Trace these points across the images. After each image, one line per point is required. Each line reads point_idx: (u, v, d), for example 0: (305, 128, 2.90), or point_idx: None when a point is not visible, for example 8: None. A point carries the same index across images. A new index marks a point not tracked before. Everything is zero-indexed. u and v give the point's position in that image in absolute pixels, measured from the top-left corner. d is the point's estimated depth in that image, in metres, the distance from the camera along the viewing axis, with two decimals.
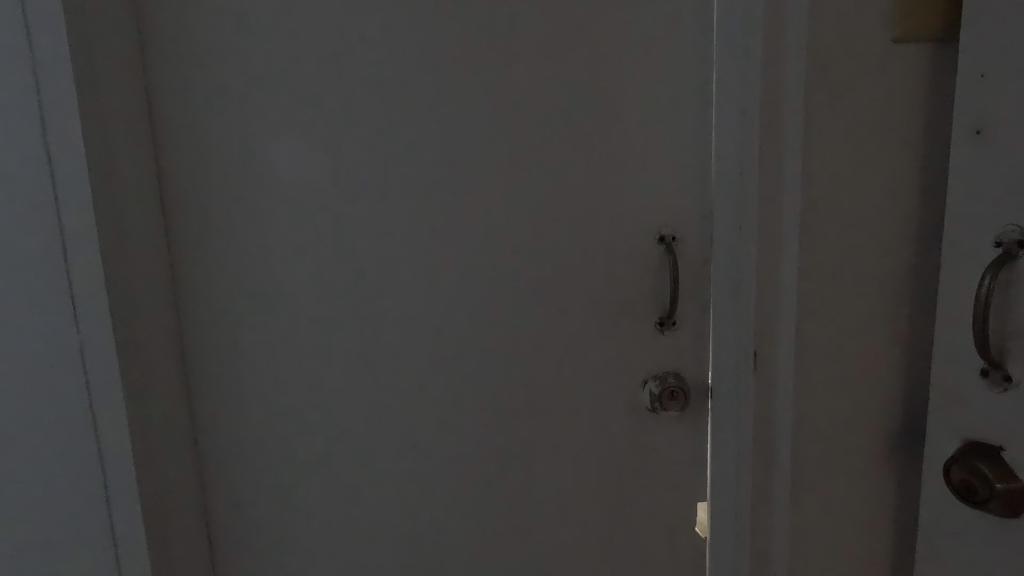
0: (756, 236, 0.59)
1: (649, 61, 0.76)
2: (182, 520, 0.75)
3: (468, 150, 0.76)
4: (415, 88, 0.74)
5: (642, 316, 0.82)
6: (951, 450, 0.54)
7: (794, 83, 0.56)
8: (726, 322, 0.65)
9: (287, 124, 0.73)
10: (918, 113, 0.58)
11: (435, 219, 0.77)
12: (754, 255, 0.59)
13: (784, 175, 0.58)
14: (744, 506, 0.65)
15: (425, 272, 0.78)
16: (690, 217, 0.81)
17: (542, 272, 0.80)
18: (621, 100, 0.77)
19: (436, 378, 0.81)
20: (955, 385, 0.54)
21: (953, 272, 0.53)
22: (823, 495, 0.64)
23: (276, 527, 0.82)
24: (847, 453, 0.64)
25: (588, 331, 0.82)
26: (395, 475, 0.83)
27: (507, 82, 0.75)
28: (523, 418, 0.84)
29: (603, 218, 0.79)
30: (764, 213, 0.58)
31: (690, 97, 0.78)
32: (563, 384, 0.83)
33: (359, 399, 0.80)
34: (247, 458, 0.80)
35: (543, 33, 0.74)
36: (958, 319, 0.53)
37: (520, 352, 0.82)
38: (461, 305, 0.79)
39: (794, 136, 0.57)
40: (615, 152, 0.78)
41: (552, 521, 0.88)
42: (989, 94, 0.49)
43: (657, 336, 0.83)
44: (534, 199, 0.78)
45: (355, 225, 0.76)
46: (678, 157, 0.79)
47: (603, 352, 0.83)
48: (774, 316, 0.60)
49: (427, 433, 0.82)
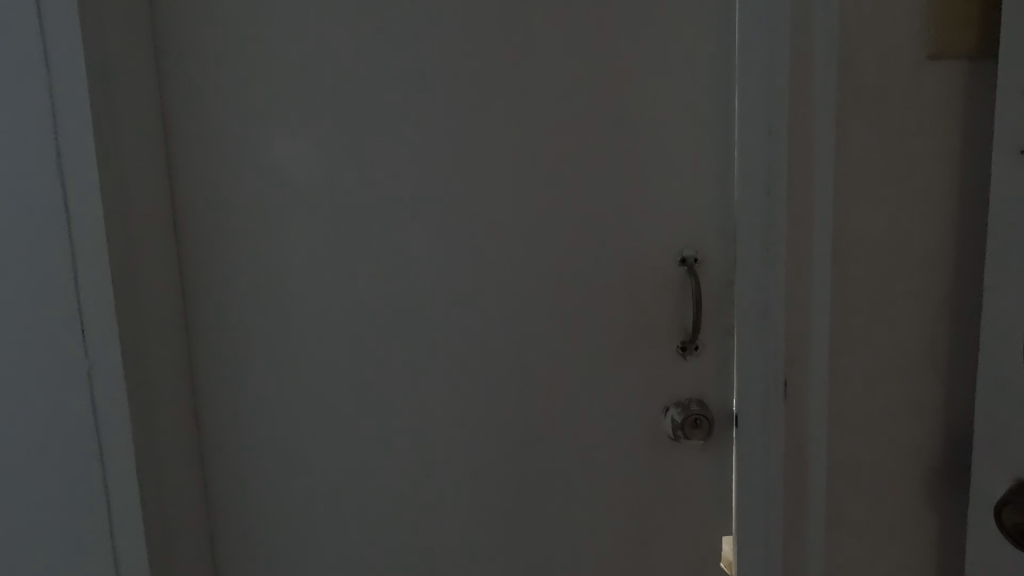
0: (785, 258, 0.57)
1: (670, 78, 0.75)
2: (186, 547, 0.73)
3: (485, 169, 0.75)
4: (431, 106, 0.73)
5: (663, 340, 0.80)
6: (1000, 489, 0.51)
7: (824, 100, 0.54)
8: (753, 347, 0.62)
9: (302, 142, 0.72)
10: (954, 128, 0.56)
11: (450, 238, 0.75)
12: (783, 277, 0.57)
13: (814, 196, 0.55)
14: (776, 543, 0.61)
15: (439, 293, 0.76)
16: (712, 238, 0.78)
17: (559, 293, 0.78)
18: (641, 116, 0.75)
19: (450, 402, 0.79)
20: (1004, 419, 0.50)
21: (998, 298, 0.50)
22: (860, 533, 0.61)
23: (283, 556, 0.80)
24: (886, 486, 0.60)
25: (608, 355, 0.79)
26: (407, 504, 0.80)
27: (525, 98, 0.74)
28: (539, 444, 0.81)
29: (622, 239, 0.77)
30: (794, 235, 0.56)
31: (712, 115, 0.76)
32: (581, 409, 0.80)
33: (371, 424, 0.78)
34: (254, 482, 0.78)
35: (560, 51, 0.73)
36: (1006, 348, 0.50)
37: (536, 376, 0.79)
38: (475, 327, 0.77)
39: (823, 156, 0.55)
40: (634, 169, 0.76)
41: (569, 553, 0.84)
42: None
43: (679, 361, 0.80)
44: (551, 218, 0.76)
45: (370, 244, 0.74)
46: (700, 177, 0.77)
47: (623, 376, 0.80)
48: (805, 343, 0.57)
49: (441, 459, 0.80)
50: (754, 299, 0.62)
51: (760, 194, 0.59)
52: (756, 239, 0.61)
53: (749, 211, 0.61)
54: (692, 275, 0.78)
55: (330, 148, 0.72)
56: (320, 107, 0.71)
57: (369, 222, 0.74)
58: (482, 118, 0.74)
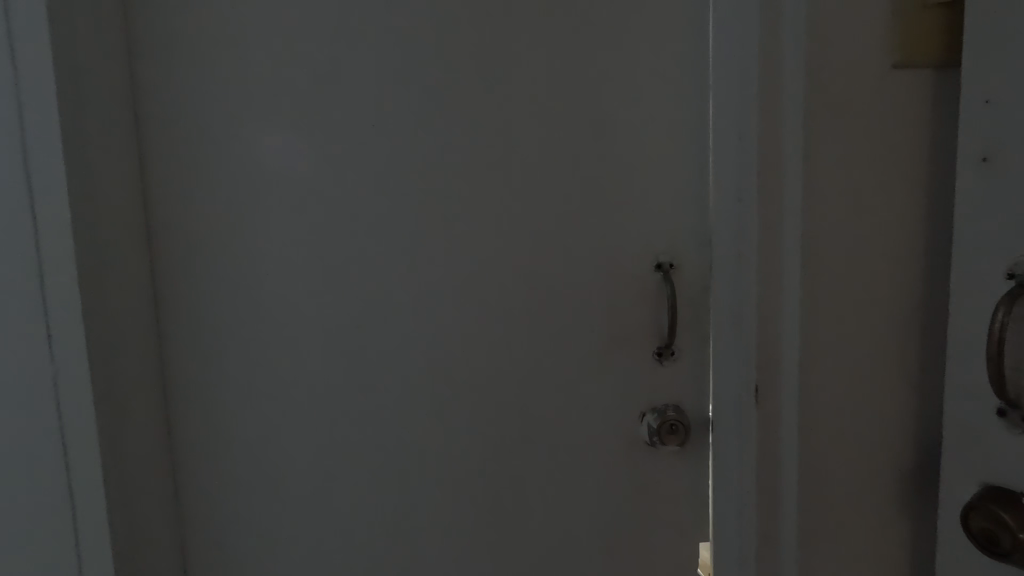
0: (756, 265, 0.57)
1: (647, 86, 0.75)
2: (156, 557, 0.71)
3: (462, 176, 0.74)
4: (409, 110, 0.73)
5: (640, 346, 0.80)
6: (966, 494, 0.51)
7: (794, 108, 0.54)
8: (726, 353, 0.62)
9: (278, 148, 0.71)
10: (922, 137, 0.57)
11: (427, 244, 0.75)
12: (754, 284, 0.57)
13: (784, 203, 0.56)
14: (749, 549, 0.61)
15: (417, 299, 0.76)
16: (688, 244, 0.79)
17: (537, 299, 0.77)
18: (620, 120, 0.76)
19: (427, 409, 0.78)
20: (970, 425, 0.51)
21: (964, 305, 0.51)
22: (832, 540, 0.61)
23: (257, 566, 0.79)
24: (858, 493, 0.60)
25: (585, 361, 0.79)
26: (384, 513, 0.80)
27: (503, 105, 0.74)
28: (517, 451, 0.80)
29: (599, 245, 0.77)
30: (764, 241, 0.57)
31: (689, 122, 0.77)
32: (558, 416, 0.80)
33: (348, 431, 0.77)
34: (227, 490, 0.77)
35: (538, 58, 0.74)
36: (971, 355, 0.51)
37: (514, 382, 0.79)
38: (452, 334, 0.77)
39: (793, 163, 0.55)
40: (611, 175, 0.77)
41: (548, 561, 0.83)
42: (993, 121, 0.48)
43: (657, 367, 0.80)
44: (529, 224, 0.76)
45: (347, 250, 0.74)
46: (676, 184, 0.78)
47: (600, 383, 0.80)
48: (776, 349, 0.58)
49: (416, 467, 0.79)
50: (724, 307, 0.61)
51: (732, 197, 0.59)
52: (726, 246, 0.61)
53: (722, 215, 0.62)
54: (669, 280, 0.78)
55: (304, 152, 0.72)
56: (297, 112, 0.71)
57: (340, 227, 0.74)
58: (461, 122, 0.74)
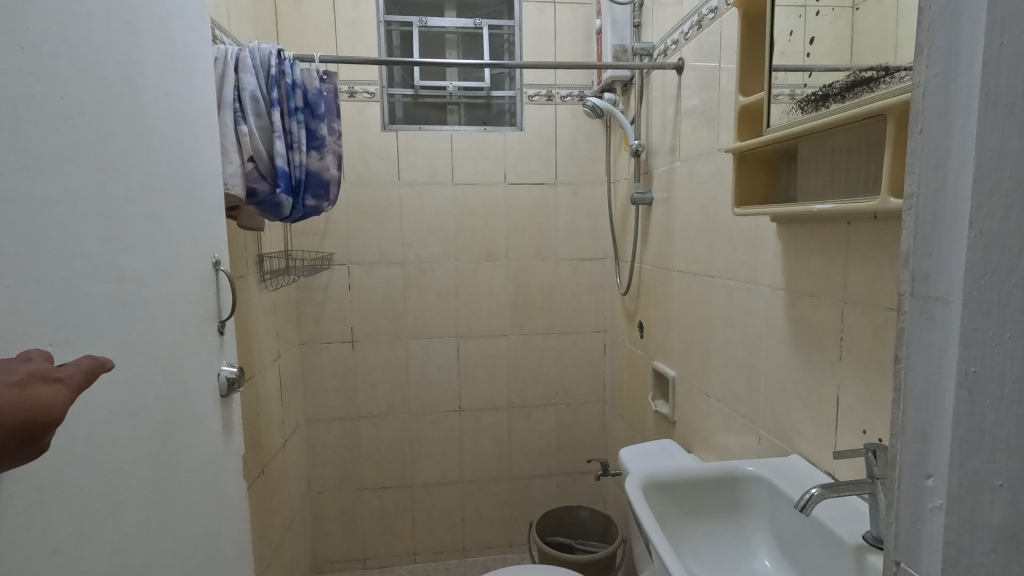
0: (939, 277, 0.35)
1: (194, 100, 1.01)
2: (158, 553, 0.81)
3: (142, 154, 0.82)
4: (139, 78, 0.82)
5: (210, 326, 1.04)
6: (891, 545, 0.40)
7: (950, 41, 0.34)
8: (212, 327, 1.05)
9: (49, 135, 0.62)
10: (887, 158, 0.73)
11: (151, 219, 0.84)
12: (929, 316, 0.36)
13: (925, 187, 0.36)
14: (225, 428, 1.09)
15: (147, 290, 0.82)
16: (220, 245, 1.10)
17: (170, 284, 0.89)
18: (189, 121, 0.99)
19: (151, 383, 0.82)
20: (937, 445, 0.36)
21: (949, 290, 0.35)
22: (234, 422, 1.13)
23: (185, 553, 0.89)
24: (210, 399, 1.02)
25: (195, 352, 0.97)
26: (183, 525, 0.89)
27: (149, 96, 0.84)
28: (179, 436, 0.89)
29: (188, 232, 0.96)
30: (933, 247, 0.36)
31: (212, 134, 1.09)
32: (192, 409, 0.94)
33: (93, 477, 0.68)
34: (112, 536, 0.71)
35: (157, 60, 0.87)
36: (930, 366, 0.36)
37: (171, 358, 0.88)
38: (156, 313, 0.85)
39: (953, 125, 0.34)
40: (191, 170, 0.99)
41: (228, 521, 1.07)
42: (985, 44, 0.32)
43: (219, 336, 1.08)
44: (166, 207, 0.89)
45: (93, 241, 0.70)
46: (213, 188, 1.09)
47: (201, 365, 0.99)
48: (935, 404, 0.36)
49: (110, 497, 0.71)
50: (906, 326, 0.38)
51: (965, 126, 0.33)
52: (934, 218, 0.35)
53: (919, 165, 0.36)
54: (222, 273, 1.08)
55: (88, 179, 0.69)
56: (86, 143, 0.69)
57: (113, 237, 0.74)
58: (148, 115, 0.84)
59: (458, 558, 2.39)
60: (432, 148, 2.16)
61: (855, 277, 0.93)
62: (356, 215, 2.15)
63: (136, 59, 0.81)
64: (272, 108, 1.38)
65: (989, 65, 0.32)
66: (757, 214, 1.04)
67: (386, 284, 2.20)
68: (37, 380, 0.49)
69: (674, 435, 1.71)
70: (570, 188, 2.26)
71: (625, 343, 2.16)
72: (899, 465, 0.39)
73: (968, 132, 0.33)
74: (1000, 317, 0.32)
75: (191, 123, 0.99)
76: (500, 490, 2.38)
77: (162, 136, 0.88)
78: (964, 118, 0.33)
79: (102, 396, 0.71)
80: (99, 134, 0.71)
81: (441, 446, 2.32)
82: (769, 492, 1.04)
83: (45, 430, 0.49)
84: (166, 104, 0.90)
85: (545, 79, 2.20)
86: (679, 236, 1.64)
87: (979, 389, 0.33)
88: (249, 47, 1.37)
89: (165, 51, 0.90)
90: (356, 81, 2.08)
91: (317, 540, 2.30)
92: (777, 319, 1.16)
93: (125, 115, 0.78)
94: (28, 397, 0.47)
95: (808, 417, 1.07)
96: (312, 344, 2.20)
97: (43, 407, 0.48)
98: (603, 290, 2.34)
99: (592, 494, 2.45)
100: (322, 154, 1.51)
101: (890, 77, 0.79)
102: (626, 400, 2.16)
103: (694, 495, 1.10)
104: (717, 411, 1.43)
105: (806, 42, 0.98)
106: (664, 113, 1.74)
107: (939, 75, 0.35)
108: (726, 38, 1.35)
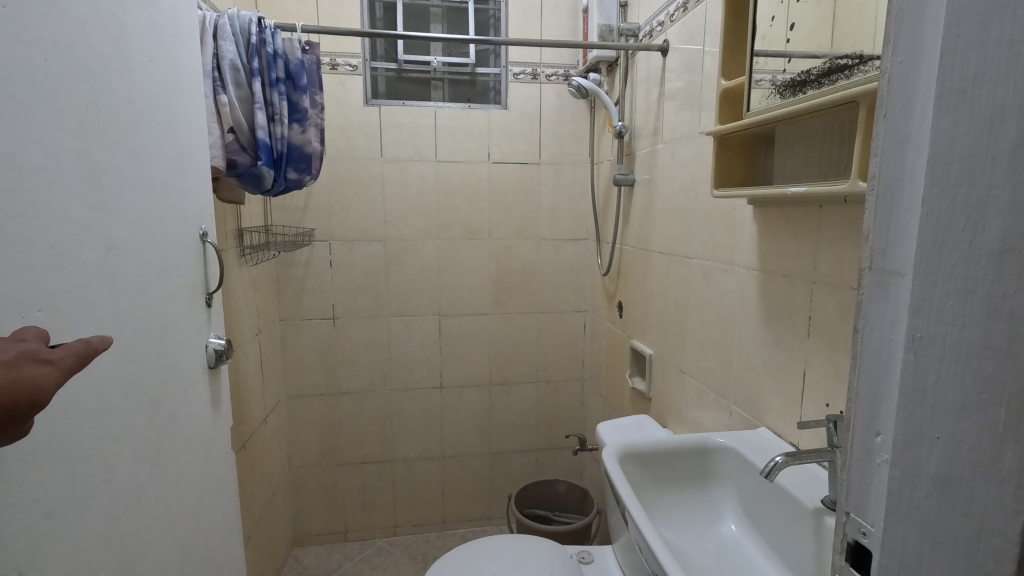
0: (898, 252, 0.38)
1: (179, 66, 0.98)
2: (151, 516, 0.83)
3: (130, 120, 0.81)
4: (125, 40, 0.80)
5: (198, 298, 1.04)
6: (844, 500, 0.44)
7: (914, 33, 0.37)
8: (200, 298, 1.04)
9: (37, 96, 0.62)
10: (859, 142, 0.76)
11: (137, 186, 0.83)
12: (888, 288, 0.39)
13: (889, 169, 0.39)
14: (215, 399, 1.10)
15: (135, 260, 0.82)
16: (206, 216, 1.08)
17: (159, 254, 0.89)
18: (175, 88, 0.96)
19: (142, 353, 0.83)
20: (889, 404, 0.40)
21: (905, 262, 0.38)
22: (223, 393, 1.13)
23: (177, 517, 0.91)
24: (198, 371, 1.02)
25: (184, 322, 0.97)
26: (175, 490, 0.90)
27: (135, 59, 0.83)
28: (170, 406, 0.90)
29: (175, 204, 0.95)
30: (894, 224, 0.38)
31: (198, 102, 1.07)
32: (181, 379, 0.95)
33: (89, 441, 0.70)
34: (106, 501, 0.72)
35: (141, 22, 0.85)
36: (888, 334, 0.39)
37: (160, 329, 0.88)
38: (145, 284, 0.84)
39: (918, 109, 0.36)
40: (177, 139, 0.97)
41: (218, 488, 1.09)
42: (948, 35, 0.34)
43: (206, 308, 1.07)
44: (153, 176, 0.88)
45: (81, 205, 0.69)
46: (201, 158, 1.07)
47: (190, 335, 0.99)
48: (888, 367, 0.40)
49: (105, 461, 0.72)
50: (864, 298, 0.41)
51: (922, 111, 0.36)
52: (895, 194, 0.38)
53: (883, 146, 0.39)
54: (208, 244, 1.08)
55: (76, 143, 0.68)
56: (72, 104, 0.68)
57: (102, 203, 0.74)
58: (132, 78, 0.82)
59: (438, 530, 2.44)
60: (416, 125, 2.14)
61: (825, 258, 0.97)
62: (338, 190, 2.13)
63: (121, 20, 0.79)
64: (252, 79, 1.35)
65: (949, 53, 0.34)
66: (736, 196, 1.07)
67: (367, 260, 2.20)
68: (27, 360, 0.49)
69: (650, 410, 1.76)
70: (553, 169, 2.27)
71: (605, 322, 2.20)
72: (852, 427, 0.43)
73: (927, 115, 0.35)
74: (947, 286, 0.35)
75: (177, 90, 0.97)
76: (480, 465, 2.43)
77: (147, 102, 0.86)
78: (922, 106, 0.36)
79: (94, 366, 0.71)
80: (85, 98, 0.70)
81: (422, 421, 2.35)
82: (737, 461, 1.10)
83: (28, 410, 0.49)
84: (151, 68, 0.88)
85: (530, 57, 2.18)
86: (660, 218, 1.67)
87: (924, 352, 0.37)
88: (228, 14, 1.33)
89: (148, 12, 0.87)
90: (338, 53, 2.04)
91: (298, 514, 2.33)
92: (750, 299, 1.21)
93: (112, 77, 0.76)
94: (17, 375, 0.48)
95: (776, 392, 1.13)
96: (292, 320, 2.19)
97: (32, 387, 0.49)
98: (584, 270, 2.39)
99: (569, 468, 2.52)
100: (305, 127, 1.49)
101: (865, 66, 0.82)
102: (604, 378, 2.22)
103: (668, 465, 1.15)
104: (691, 387, 1.49)
105: (787, 26, 1.01)
106: (648, 94, 1.76)
107: (903, 64, 0.37)
108: (710, 21, 1.36)
